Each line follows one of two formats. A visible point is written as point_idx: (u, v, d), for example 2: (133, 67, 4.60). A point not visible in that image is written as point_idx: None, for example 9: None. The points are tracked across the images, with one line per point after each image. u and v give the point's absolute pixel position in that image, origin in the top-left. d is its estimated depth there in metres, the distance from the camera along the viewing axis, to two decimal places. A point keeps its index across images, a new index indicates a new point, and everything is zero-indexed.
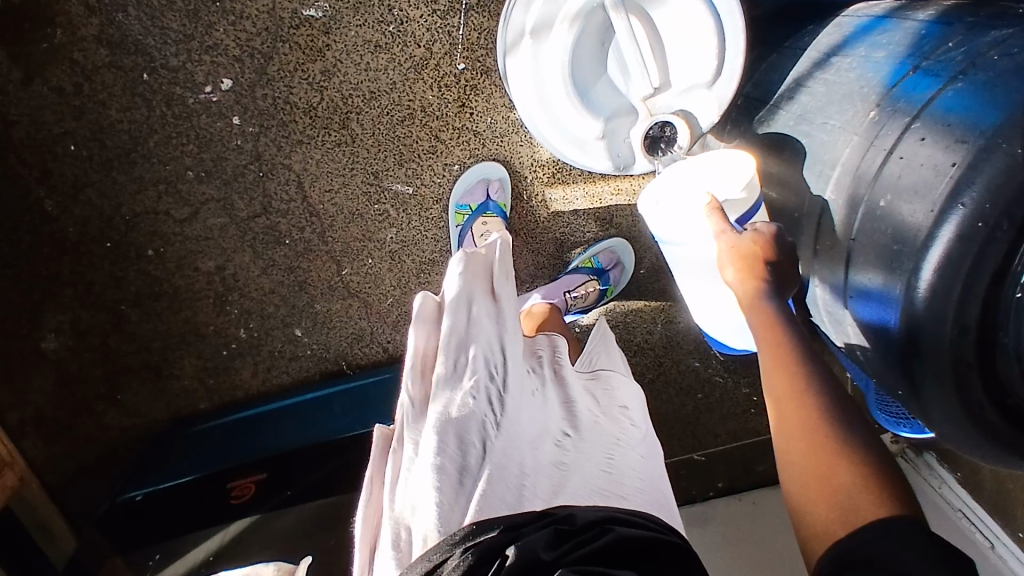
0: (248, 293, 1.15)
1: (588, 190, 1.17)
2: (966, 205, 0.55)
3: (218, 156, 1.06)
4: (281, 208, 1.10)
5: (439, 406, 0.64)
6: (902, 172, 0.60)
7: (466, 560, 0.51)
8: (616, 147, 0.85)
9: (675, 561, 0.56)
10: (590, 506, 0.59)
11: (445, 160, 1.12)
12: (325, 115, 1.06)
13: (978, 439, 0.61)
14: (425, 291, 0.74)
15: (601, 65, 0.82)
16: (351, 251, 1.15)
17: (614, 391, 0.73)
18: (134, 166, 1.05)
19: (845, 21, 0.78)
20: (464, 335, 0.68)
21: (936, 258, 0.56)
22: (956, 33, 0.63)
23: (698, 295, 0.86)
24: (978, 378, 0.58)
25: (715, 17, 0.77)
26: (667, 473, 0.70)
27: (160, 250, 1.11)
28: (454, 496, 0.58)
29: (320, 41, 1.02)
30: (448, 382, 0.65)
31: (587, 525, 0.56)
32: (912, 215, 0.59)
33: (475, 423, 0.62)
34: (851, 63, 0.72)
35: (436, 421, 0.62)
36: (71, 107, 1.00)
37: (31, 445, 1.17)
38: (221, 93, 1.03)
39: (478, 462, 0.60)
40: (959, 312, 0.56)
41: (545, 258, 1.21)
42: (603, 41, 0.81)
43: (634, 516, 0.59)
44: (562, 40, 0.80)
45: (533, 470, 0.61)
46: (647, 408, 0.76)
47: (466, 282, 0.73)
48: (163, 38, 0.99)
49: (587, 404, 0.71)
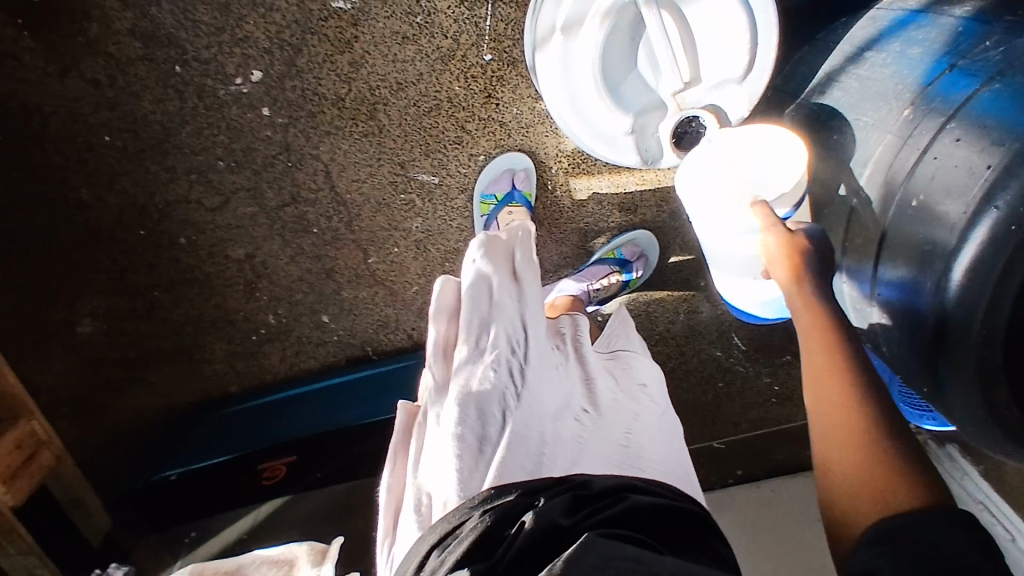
0: (277, 281, 1.18)
1: (613, 179, 1.16)
2: (999, 208, 0.55)
3: (249, 146, 1.08)
4: (309, 197, 1.12)
5: (461, 381, 0.63)
6: (935, 174, 0.60)
7: (484, 522, 0.50)
8: (645, 141, 0.85)
9: (694, 530, 0.54)
10: (607, 474, 0.56)
11: (470, 151, 1.12)
12: (353, 107, 1.07)
13: (1001, 437, 0.63)
14: (445, 276, 0.74)
15: (629, 61, 0.81)
16: (377, 240, 1.17)
17: (633, 369, 0.72)
18: (166, 156, 1.07)
19: (879, 14, 0.77)
20: (486, 315, 0.68)
21: (966, 259, 0.57)
22: (993, 33, 0.63)
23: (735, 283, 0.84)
24: (1006, 377, 0.59)
25: (741, 14, 0.76)
26: (686, 449, 0.68)
27: (192, 238, 1.13)
28: (474, 463, 0.57)
29: (348, 32, 1.02)
30: (469, 362, 0.65)
31: (603, 492, 0.53)
32: (945, 215, 0.59)
33: (496, 395, 0.61)
34: (886, 63, 0.71)
35: (457, 395, 0.61)
36: (106, 99, 1.02)
37: (67, 424, 1.21)
38: (252, 85, 1.04)
39: (498, 432, 0.59)
40: (989, 318, 0.57)
41: (569, 248, 1.22)
42: (633, 37, 0.80)
43: (651, 485, 0.57)
44: (592, 36, 0.79)
45: (553, 440, 0.60)
46: (668, 390, 0.73)
47: (488, 263, 0.73)
48: (195, 31, 1.00)
49: (605, 382, 0.68)
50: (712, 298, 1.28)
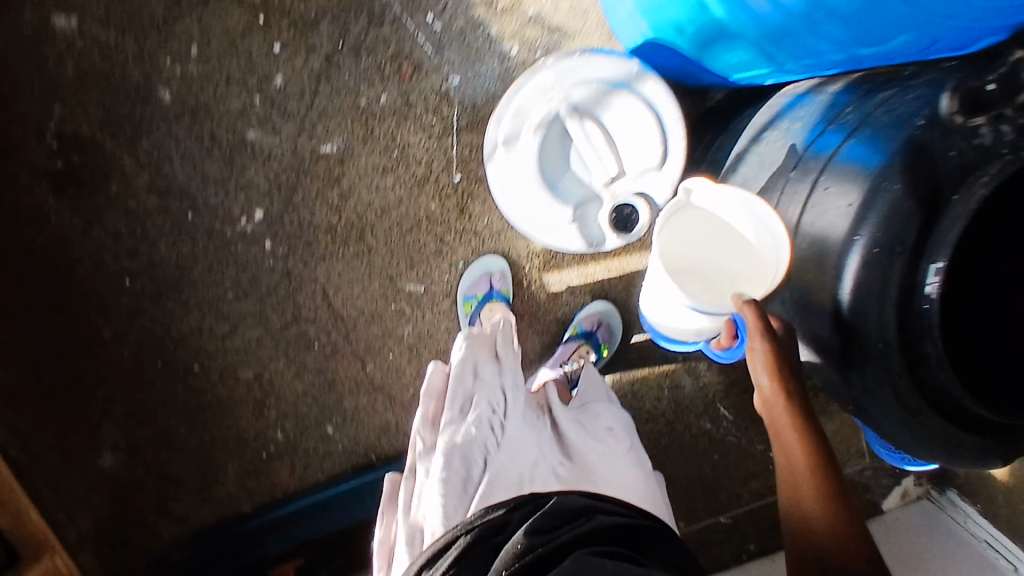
0: (283, 397, 1.27)
1: (582, 271, 1.29)
2: (861, 239, 0.70)
3: (253, 276, 1.21)
4: (309, 316, 1.24)
5: (446, 437, 0.74)
6: (817, 218, 0.75)
7: (468, 539, 0.62)
8: (588, 229, 0.96)
9: (649, 539, 0.67)
10: (575, 494, 0.67)
11: (450, 259, 1.25)
12: (344, 232, 1.21)
13: (926, 436, 0.74)
14: (436, 363, 0.85)
15: (565, 163, 0.94)
16: (373, 348, 1.27)
17: (600, 415, 0.83)
18: (181, 292, 1.20)
19: (773, 103, 0.92)
20: (469, 388, 0.80)
21: (850, 283, 0.71)
22: (851, 101, 0.79)
23: (656, 311, 0.98)
24: (912, 387, 0.70)
25: (648, 112, 0.91)
26: (648, 476, 0.80)
27: (204, 364, 1.24)
28: (458, 499, 0.69)
29: (336, 170, 1.19)
30: (454, 421, 0.76)
31: (573, 512, 0.64)
32: (829, 248, 0.73)
33: (477, 446, 0.72)
34: (782, 139, 0.85)
35: (442, 447, 0.73)
36: (127, 247, 1.17)
37: (87, 558, 1.25)
38: (254, 222, 1.19)
39: (479, 474, 0.71)
40: (880, 334, 0.69)
41: (551, 338, 1.31)
42: (565, 143, 0.94)
43: (612, 505, 0.68)
44: (530, 145, 0.92)
45: (528, 480, 0.71)
46: (634, 431, 0.84)
47: (471, 346, 0.85)
48: (204, 182, 1.17)
49: (578, 430, 0.79)
50: (692, 372, 1.37)
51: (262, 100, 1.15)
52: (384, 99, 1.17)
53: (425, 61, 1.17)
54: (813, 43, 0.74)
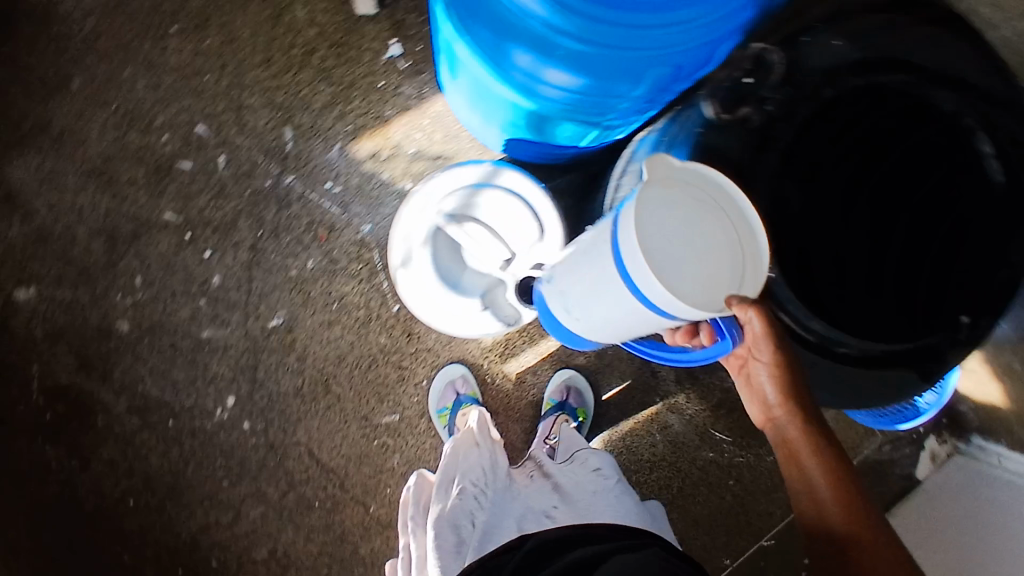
0: (302, 564, 1.30)
1: (536, 348, 1.37)
2: None
3: (242, 458, 1.29)
4: (303, 477, 1.30)
5: (437, 513, 1.02)
6: None
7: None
8: (503, 313, 1.02)
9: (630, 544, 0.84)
10: (555, 530, 0.88)
11: (414, 381, 1.33)
12: (311, 390, 1.30)
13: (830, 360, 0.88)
14: (417, 473, 1.16)
15: (462, 265, 1.02)
16: (370, 488, 1.32)
17: (586, 461, 1.07)
18: (181, 495, 1.27)
19: (621, 156, 1.12)
20: (452, 475, 1.09)
21: None
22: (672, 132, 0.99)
23: (576, 301, 0.87)
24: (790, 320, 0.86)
25: (514, 196, 1.00)
26: (631, 497, 1.02)
27: (221, 557, 1.28)
28: (453, 558, 0.95)
29: (288, 338, 1.29)
30: (443, 501, 1.06)
31: (554, 542, 0.86)
32: None
33: (463, 514, 0.99)
34: (634, 180, 1.02)
35: (434, 521, 1.00)
36: (123, 469, 1.26)
37: None
38: (229, 409, 1.29)
39: (469, 535, 0.97)
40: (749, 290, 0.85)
41: (530, 422, 1.37)
42: (456, 248, 1.02)
43: (592, 530, 0.87)
44: (426, 261, 1.01)
45: (513, 526, 0.96)
46: (619, 467, 1.07)
47: (457, 441, 1.15)
48: (176, 389, 1.28)
49: (562, 479, 1.04)
50: (675, 407, 1.41)
51: (207, 300, 1.28)
52: (311, 265, 1.28)
53: (336, 220, 1.28)
54: (611, 102, 0.88)
